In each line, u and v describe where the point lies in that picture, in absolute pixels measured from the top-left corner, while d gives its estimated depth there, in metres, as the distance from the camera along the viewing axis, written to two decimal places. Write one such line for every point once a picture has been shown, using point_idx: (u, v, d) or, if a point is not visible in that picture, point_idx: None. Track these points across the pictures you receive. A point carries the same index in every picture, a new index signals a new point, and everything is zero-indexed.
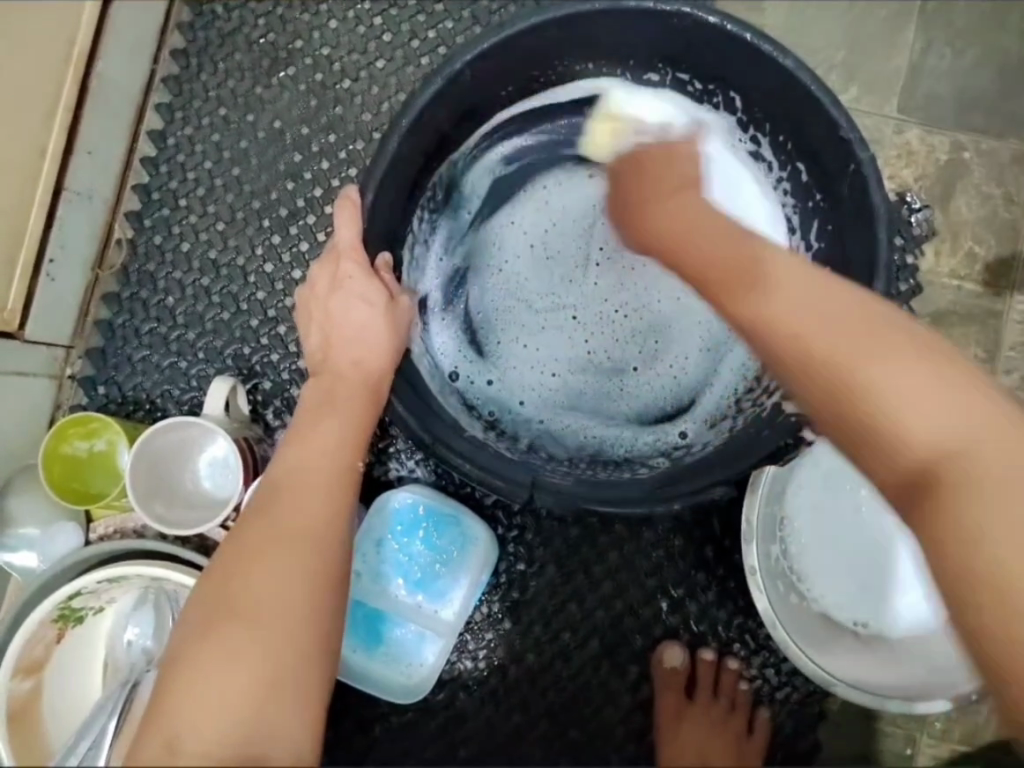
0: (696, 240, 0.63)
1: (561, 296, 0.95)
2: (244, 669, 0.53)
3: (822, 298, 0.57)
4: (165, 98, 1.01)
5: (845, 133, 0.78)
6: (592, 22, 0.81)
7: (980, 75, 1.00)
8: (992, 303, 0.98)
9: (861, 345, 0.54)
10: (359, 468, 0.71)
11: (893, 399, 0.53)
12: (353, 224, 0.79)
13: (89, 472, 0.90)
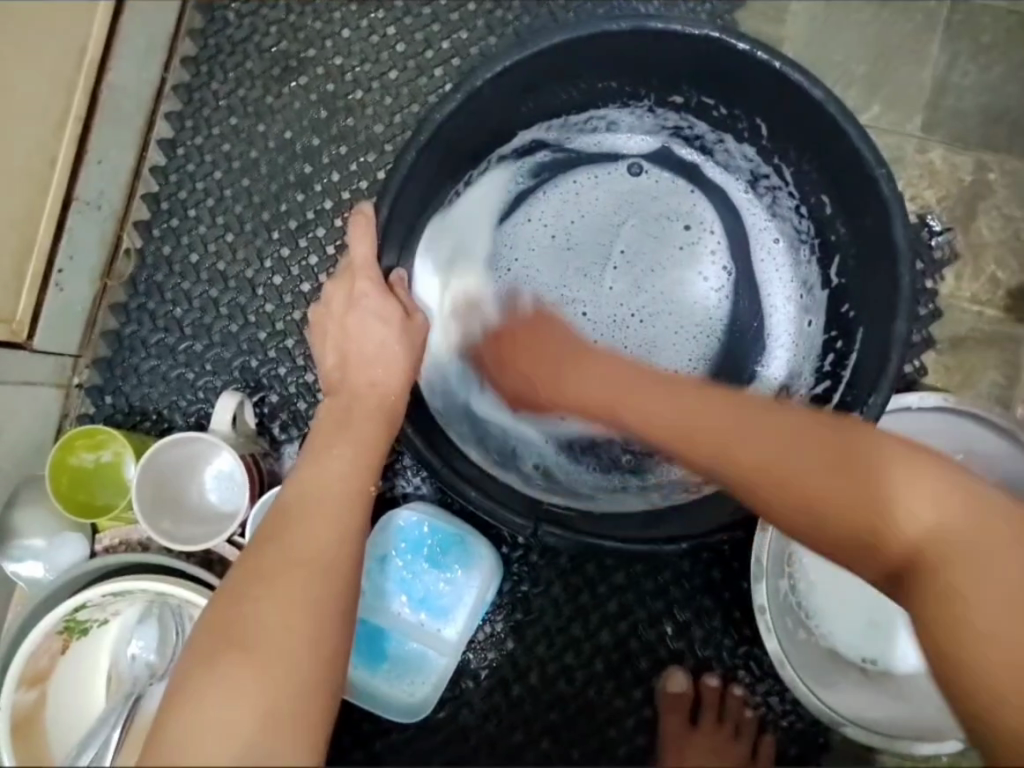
0: (643, 402, 0.67)
1: (581, 299, 0.95)
2: (249, 701, 0.53)
3: (776, 433, 0.62)
4: (175, 106, 1.00)
5: (872, 168, 0.76)
6: (616, 43, 0.79)
7: (1006, 93, 0.97)
8: (1013, 329, 0.96)
9: (783, 446, 0.61)
10: (373, 492, 0.70)
11: (788, 459, 0.61)
12: (368, 241, 0.78)
13: (95, 483, 0.90)
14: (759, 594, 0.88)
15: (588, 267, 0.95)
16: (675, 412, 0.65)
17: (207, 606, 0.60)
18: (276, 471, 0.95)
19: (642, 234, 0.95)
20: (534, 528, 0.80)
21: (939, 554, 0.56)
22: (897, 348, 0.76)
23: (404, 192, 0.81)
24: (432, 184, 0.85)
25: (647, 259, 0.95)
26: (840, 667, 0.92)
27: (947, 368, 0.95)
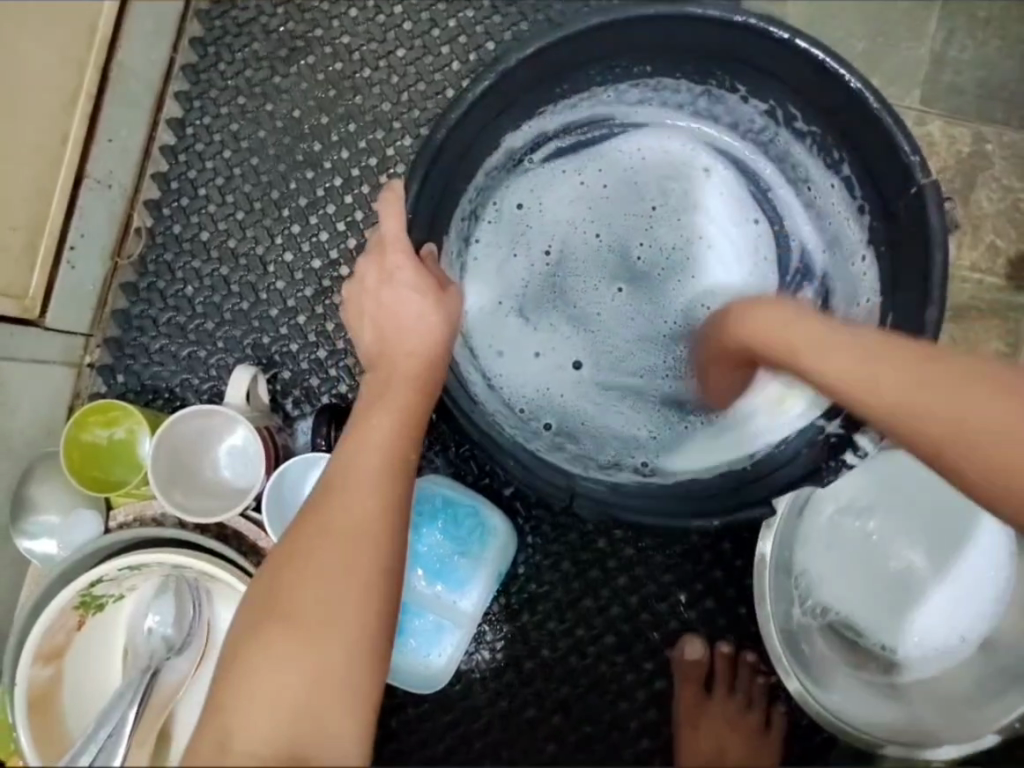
0: (763, 316, 0.75)
1: (629, 244, 0.98)
2: (302, 670, 0.54)
3: (833, 335, 0.70)
4: (183, 86, 1.01)
5: (908, 157, 0.78)
6: (651, 27, 0.81)
7: (1002, 68, 0.99)
8: (1012, 297, 0.97)
9: (892, 369, 0.66)
10: (413, 461, 0.69)
11: (904, 394, 0.65)
12: (397, 220, 0.77)
13: (108, 460, 0.91)
14: (764, 608, 0.88)
15: (619, 224, 0.98)
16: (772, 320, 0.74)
17: (260, 573, 0.61)
18: (291, 447, 0.95)
19: (671, 199, 0.98)
20: (569, 496, 0.82)
21: (953, 438, 0.62)
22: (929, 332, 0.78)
23: (440, 168, 0.82)
24: (457, 176, 0.86)
25: (676, 217, 0.98)
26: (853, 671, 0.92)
27: (948, 335, 0.97)
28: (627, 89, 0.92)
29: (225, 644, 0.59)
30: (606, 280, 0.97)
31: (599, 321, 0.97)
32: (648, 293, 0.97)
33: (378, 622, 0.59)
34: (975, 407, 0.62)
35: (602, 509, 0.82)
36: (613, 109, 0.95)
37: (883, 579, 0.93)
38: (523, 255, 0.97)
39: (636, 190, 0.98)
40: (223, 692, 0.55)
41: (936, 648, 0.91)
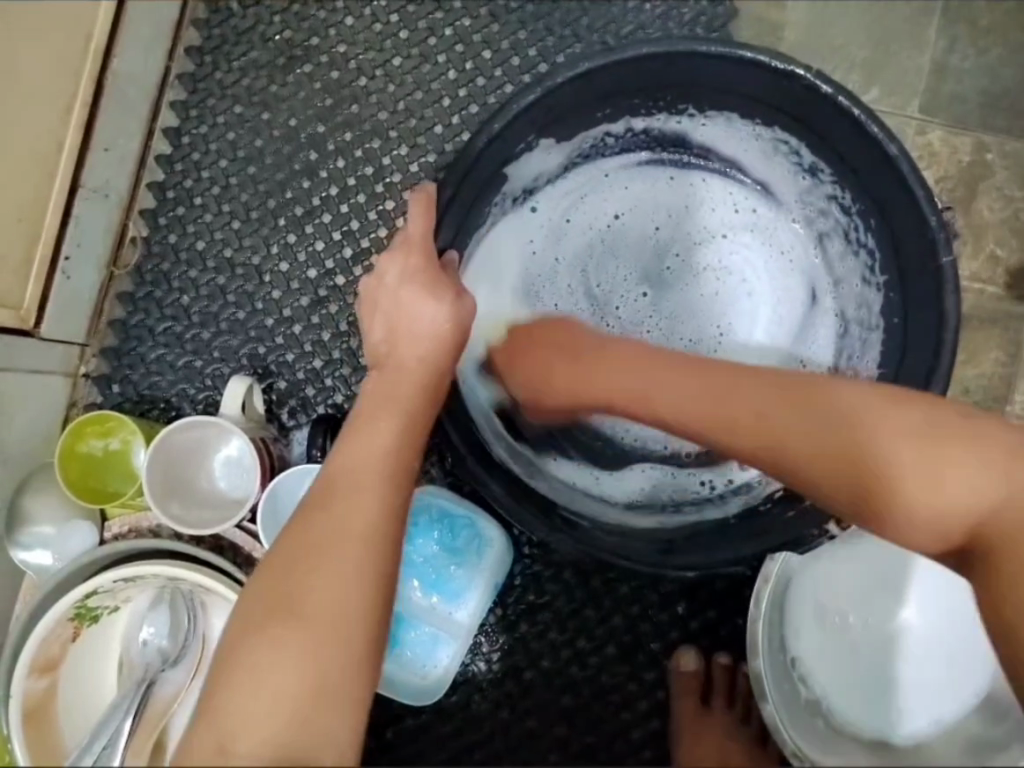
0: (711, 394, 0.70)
1: (655, 267, 0.95)
2: (298, 667, 0.56)
3: (733, 378, 0.70)
4: (180, 95, 1.00)
5: (934, 231, 0.78)
6: (696, 61, 0.80)
7: (1004, 75, 0.98)
8: (1014, 307, 0.97)
9: (783, 405, 0.68)
10: (414, 467, 0.71)
11: (795, 424, 0.67)
12: (424, 223, 0.78)
13: (105, 471, 0.90)
14: (755, 658, 0.87)
15: (635, 236, 0.95)
16: (713, 393, 0.70)
17: (259, 568, 0.62)
18: (286, 457, 0.95)
19: (696, 219, 0.96)
20: (546, 532, 0.83)
21: (831, 458, 0.65)
22: None
23: (463, 193, 0.83)
24: (476, 205, 0.87)
25: (692, 234, 0.96)
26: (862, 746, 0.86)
27: None
28: (653, 120, 0.91)
29: (217, 649, 0.60)
30: (620, 293, 0.95)
31: None
32: (667, 315, 0.95)
33: (373, 628, 0.60)
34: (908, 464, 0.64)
35: (587, 551, 0.83)
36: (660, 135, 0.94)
37: (873, 631, 0.92)
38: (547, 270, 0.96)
39: (668, 211, 0.96)
40: (219, 684, 0.56)
41: (953, 712, 0.88)
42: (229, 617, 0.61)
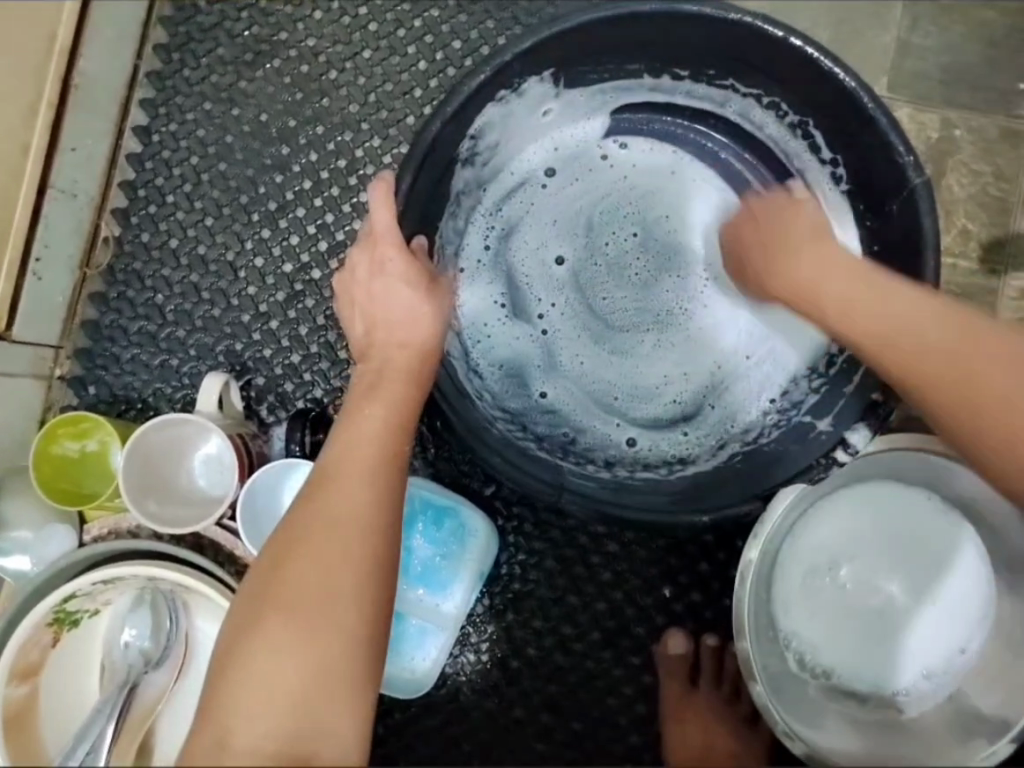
0: (928, 330, 0.73)
1: (631, 220, 0.97)
2: (300, 663, 0.55)
3: (867, 298, 0.75)
4: (149, 93, 0.99)
5: (901, 158, 0.78)
6: (652, 23, 0.81)
7: (968, 51, 0.99)
8: (985, 280, 0.97)
9: (936, 356, 0.73)
10: (405, 450, 0.70)
11: (924, 332, 0.73)
12: (388, 211, 0.77)
13: (82, 472, 0.90)
14: (743, 641, 0.86)
15: (605, 195, 0.97)
16: (935, 341, 0.73)
17: (251, 568, 0.61)
18: (265, 453, 0.94)
19: (660, 172, 0.98)
20: (557, 492, 0.85)
21: (966, 401, 0.72)
22: None
23: (433, 166, 0.82)
24: (443, 191, 0.86)
25: (661, 187, 0.97)
26: (845, 714, 0.90)
27: None
28: (609, 86, 0.91)
29: (214, 650, 0.59)
30: (597, 246, 0.96)
31: (599, 296, 0.96)
32: (649, 263, 0.96)
33: (376, 611, 0.60)
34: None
35: (593, 507, 0.85)
36: (609, 102, 0.94)
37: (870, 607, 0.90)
38: (521, 236, 0.97)
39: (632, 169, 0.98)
40: (219, 689, 0.55)
41: (946, 673, 0.89)
42: (225, 618, 0.60)
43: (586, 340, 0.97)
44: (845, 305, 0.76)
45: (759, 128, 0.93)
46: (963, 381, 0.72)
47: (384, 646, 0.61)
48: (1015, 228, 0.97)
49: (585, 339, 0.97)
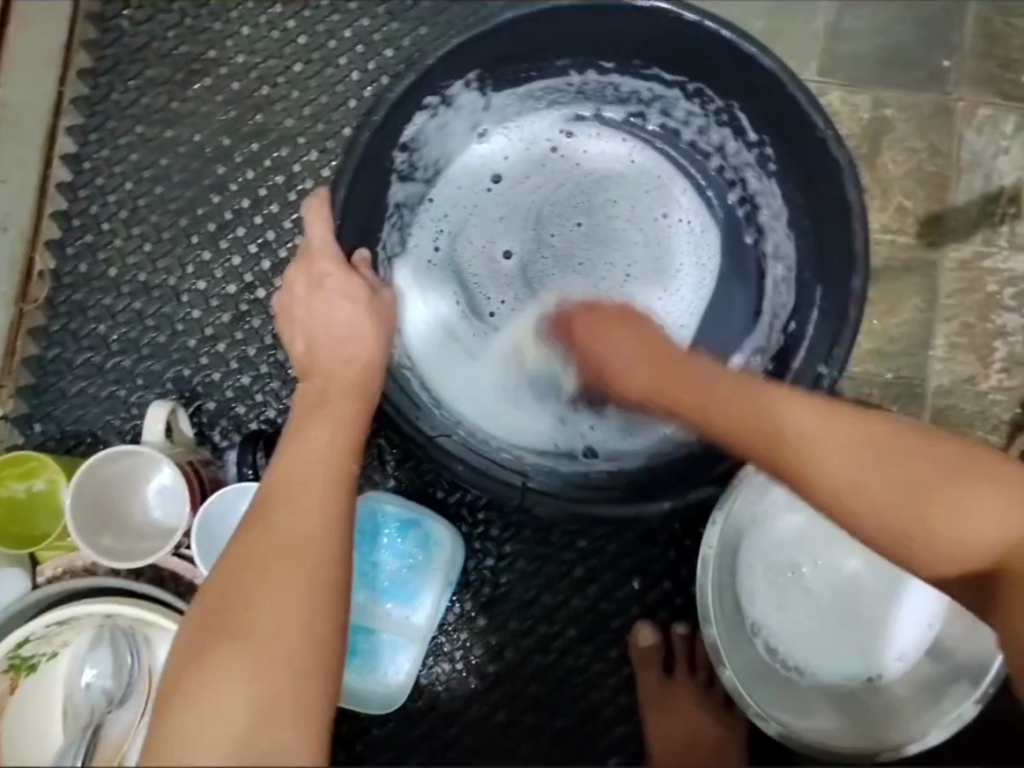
0: (784, 423, 0.66)
1: (572, 212, 0.96)
2: (245, 692, 0.54)
3: (756, 395, 0.68)
4: (77, 120, 0.97)
5: (821, 131, 0.79)
6: (570, 19, 0.81)
7: (894, 32, 1.01)
8: (926, 255, 0.99)
9: (849, 443, 0.64)
10: (356, 466, 0.68)
11: (829, 447, 0.65)
12: (325, 224, 0.77)
13: (31, 512, 0.87)
14: (709, 629, 0.86)
15: (544, 190, 0.97)
16: (801, 431, 0.65)
17: (198, 598, 0.60)
18: (220, 478, 0.92)
19: (596, 163, 0.97)
20: (523, 494, 0.83)
21: (851, 495, 0.64)
22: (853, 306, 0.80)
23: (364, 177, 0.81)
24: (377, 201, 0.86)
25: (599, 176, 0.97)
26: (817, 689, 0.92)
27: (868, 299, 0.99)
28: (536, 87, 0.92)
29: (162, 678, 0.58)
30: (542, 241, 0.96)
31: (547, 290, 0.96)
32: (594, 253, 0.96)
33: (329, 633, 0.58)
34: (945, 501, 0.62)
35: (562, 507, 0.83)
36: (534, 100, 0.94)
37: (831, 589, 0.94)
38: (462, 238, 0.96)
39: (568, 162, 0.97)
40: (167, 723, 0.54)
41: (911, 645, 0.93)
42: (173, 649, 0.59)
43: (538, 335, 0.96)
44: (760, 414, 0.67)
45: (685, 114, 0.93)
46: (846, 486, 0.64)
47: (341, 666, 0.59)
48: (951, 203, 0.99)
49: (538, 334, 0.96)
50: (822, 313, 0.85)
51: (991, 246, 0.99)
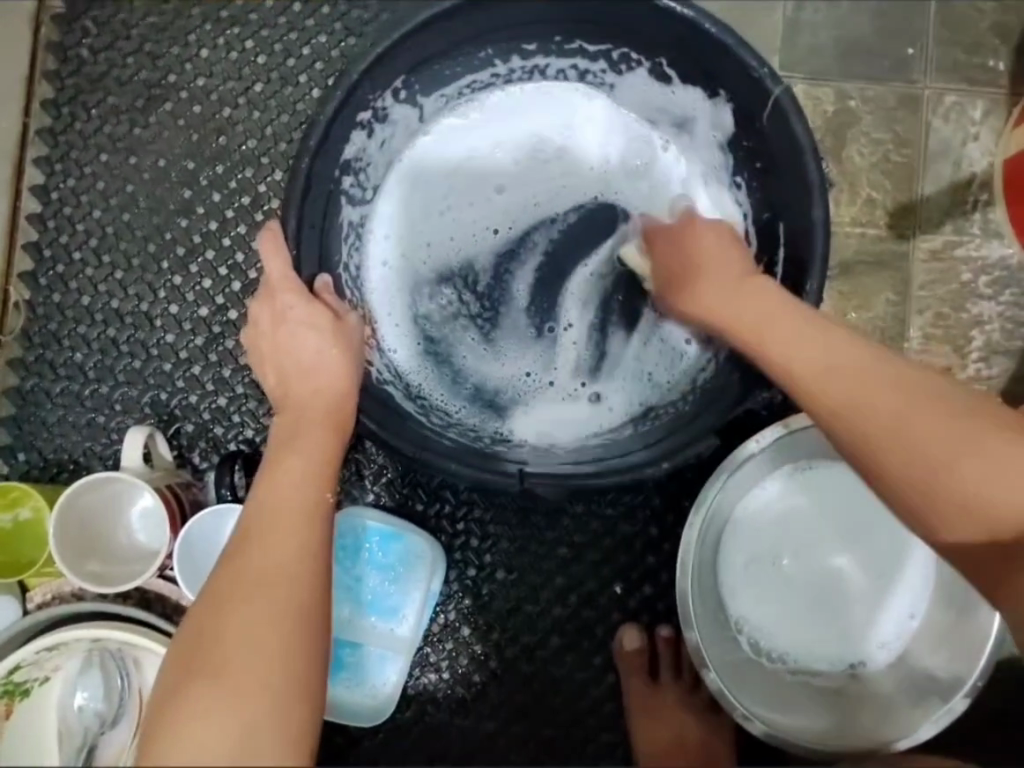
0: (755, 320, 0.70)
1: (530, 199, 0.96)
2: (226, 727, 0.55)
3: (774, 310, 0.69)
4: (42, 151, 0.98)
5: (756, 72, 0.79)
6: (495, 9, 0.82)
7: (855, 21, 1.00)
8: (896, 246, 0.98)
9: (800, 331, 0.67)
10: (329, 497, 0.69)
11: (795, 342, 0.67)
12: (280, 257, 0.78)
13: (16, 542, 0.89)
14: (690, 631, 0.87)
15: (497, 180, 0.96)
16: (785, 337, 0.68)
17: (176, 639, 0.62)
18: (201, 500, 0.94)
19: (547, 149, 0.96)
20: (520, 481, 0.82)
21: (808, 374, 0.66)
22: (818, 235, 0.79)
23: (310, 188, 0.81)
24: (330, 216, 0.86)
25: (552, 159, 0.96)
26: (804, 685, 0.93)
27: (839, 294, 0.98)
28: (466, 82, 0.92)
29: (147, 713, 0.59)
30: (505, 232, 0.96)
31: (511, 282, 0.96)
32: (555, 240, 0.95)
33: (309, 666, 0.60)
34: (876, 397, 0.63)
35: (560, 487, 0.82)
36: (470, 98, 0.94)
37: (817, 585, 0.94)
38: (421, 240, 0.95)
39: (518, 146, 0.96)
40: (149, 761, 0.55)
41: (897, 637, 0.93)
42: (152, 691, 0.61)
43: (504, 328, 0.96)
44: (747, 320, 0.70)
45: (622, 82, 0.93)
46: (811, 370, 0.66)
47: (324, 698, 0.61)
48: (919, 192, 0.99)
49: (503, 328, 0.96)
50: (789, 259, 0.84)
51: (962, 235, 0.99)
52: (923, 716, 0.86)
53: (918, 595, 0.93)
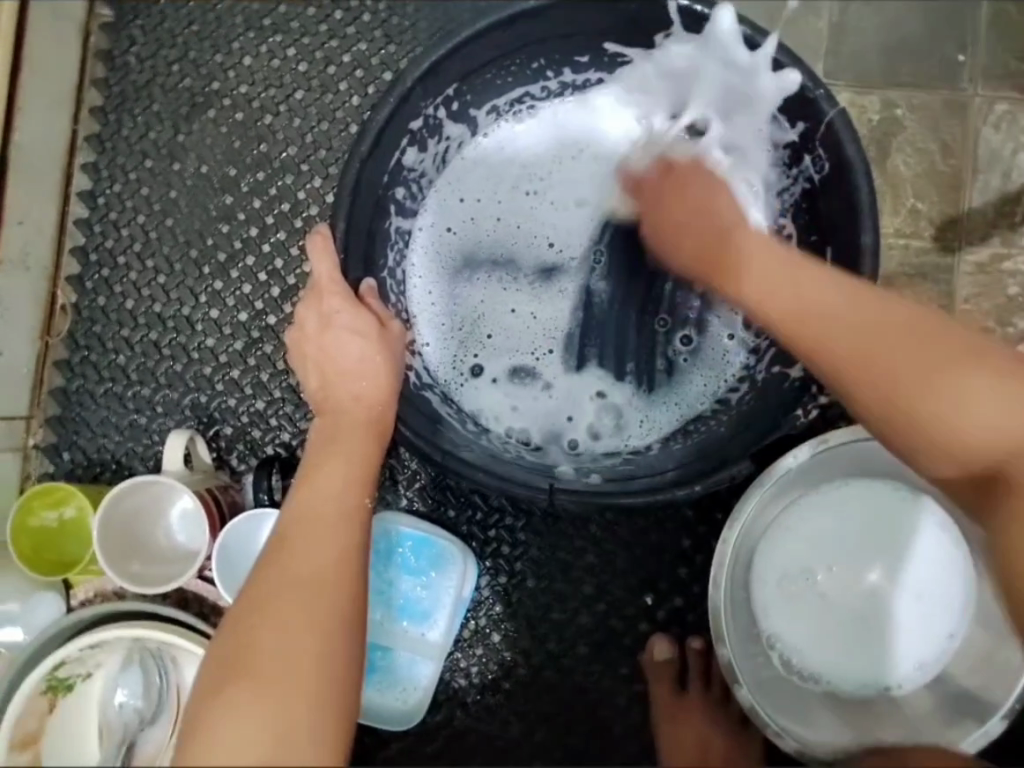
0: (796, 287, 0.68)
1: (571, 208, 0.95)
2: (261, 721, 0.55)
3: (793, 273, 0.69)
4: (90, 156, 1.00)
5: (810, 91, 0.80)
6: (541, 19, 0.82)
7: (902, 26, 0.98)
8: (941, 258, 0.96)
9: (804, 286, 0.68)
10: (368, 503, 0.71)
11: (823, 303, 0.66)
12: (329, 260, 0.78)
13: (62, 540, 0.91)
14: (723, 648, 0.88)
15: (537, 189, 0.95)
16: (820, 290, 0.67)
17: (217, 635, 0.62)
18: (238, 501, 0.95)
19: (590, 157, 0.95)
20: (549, 494, 0.82)
21: (794, 321, 0.67)
22: (867, 259, 0.79)
23: (356, 196, 0.81)
24: (376, 224, 0.87)
25: (593, 167, 0.95)
26: (831, 702, 0.91)
27: None
28: (517, 94, 0.92)
29: (186, 707, 0.60)
30: (543, 241, 0.95)
31: (551, 293, 0.95)
32: (596, 250, 0.94)
33: (343, 667, 0.60)
34: (887, 348, 0.64)
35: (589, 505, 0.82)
36: (519, 107, 0.94)
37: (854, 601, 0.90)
38: (461, 249, 0.95)
39: (562, 157, 0.95)
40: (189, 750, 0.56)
41: (935, 659, 0.89)
42: (193, 684, 0.61)
43: (542, 338, 0.95)
44: (733, 248, 0.72)
45: (671, 96, 0.93)
46: (797, 314, 0.67)
47: (355, 698, 0.61)
48: (965, 203, 0.97)
49: (542, 337, 0.95)
50: None
51: (1010, 247, 0.96)
52: (956, 733, 0.87)
53: (960, 614, 0.89)
